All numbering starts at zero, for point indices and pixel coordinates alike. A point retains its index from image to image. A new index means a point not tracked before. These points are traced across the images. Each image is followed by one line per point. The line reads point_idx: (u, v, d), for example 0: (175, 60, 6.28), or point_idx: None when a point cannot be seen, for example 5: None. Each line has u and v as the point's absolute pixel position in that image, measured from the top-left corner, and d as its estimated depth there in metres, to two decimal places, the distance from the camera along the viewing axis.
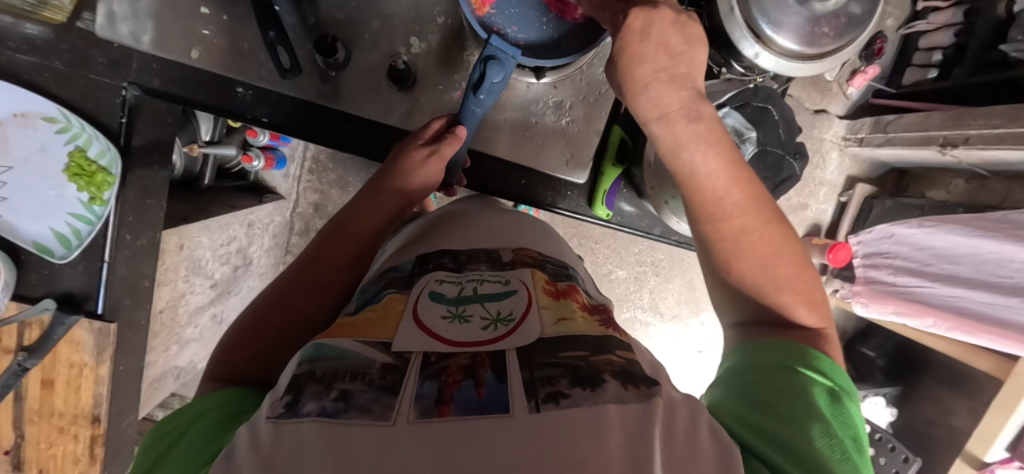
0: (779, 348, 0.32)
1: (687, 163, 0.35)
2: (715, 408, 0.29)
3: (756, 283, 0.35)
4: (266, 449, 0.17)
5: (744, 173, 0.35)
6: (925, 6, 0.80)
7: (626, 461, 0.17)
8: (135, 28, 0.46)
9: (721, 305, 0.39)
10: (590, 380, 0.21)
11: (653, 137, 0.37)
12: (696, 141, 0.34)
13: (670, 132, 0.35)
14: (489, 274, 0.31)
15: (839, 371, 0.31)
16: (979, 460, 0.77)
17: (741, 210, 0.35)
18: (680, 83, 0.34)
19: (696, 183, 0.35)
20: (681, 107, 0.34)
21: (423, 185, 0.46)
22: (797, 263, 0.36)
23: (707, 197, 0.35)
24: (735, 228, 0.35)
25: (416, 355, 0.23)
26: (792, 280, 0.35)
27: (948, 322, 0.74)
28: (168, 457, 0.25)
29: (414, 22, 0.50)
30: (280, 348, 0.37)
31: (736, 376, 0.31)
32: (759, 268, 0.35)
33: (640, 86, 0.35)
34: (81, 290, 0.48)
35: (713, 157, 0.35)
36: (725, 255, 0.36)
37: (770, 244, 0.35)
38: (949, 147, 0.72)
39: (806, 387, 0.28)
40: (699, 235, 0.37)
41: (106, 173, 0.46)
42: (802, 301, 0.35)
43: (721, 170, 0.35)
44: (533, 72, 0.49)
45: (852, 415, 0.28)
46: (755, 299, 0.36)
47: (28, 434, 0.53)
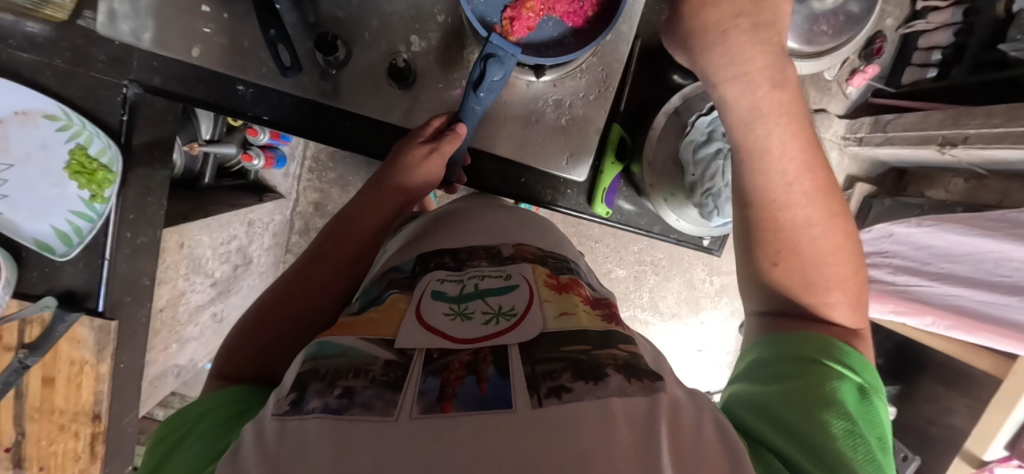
0: (806, 340, 0.31)
1: (758, 137, 0.35)
2: (739, 401, 0.29)
3: (807, 276, 0.35)
4: (272, 447, 0.17)
5: (815, 161, 0.35)
6: (925, 6, 0.79)
7: (630, 453, 0.17)
8: (135, 26, 0.45)
9: (750, 295, 0.39)
10: (593, 374, 0.21)
11: (725, 101, 0.37)
12: (779, 114, 0.35)
13: (750, 97, 0.36)
14: (490, 270, 0.31)
15: (866, 365, 0.31)
16: (978, 459, 0.77)
17: (806, 199, 0.35)
18: (764, 37, 0.35)
19: (765, 163, 0.35)
20: (764, 67, 0.35)
21: (423, 183, 0.46)
22: (850, 265, 0.36)
23: (775, 178, 0.35)
24: (794, 217, 0.35)
25: (418, 351, 0.23)
26: (841, 280, 0.35)
27: (948, 321, 0.73)
28: (175, 455, 0.25)
29: (414, 21, 0.50)
30: (282, 345, 0.37)
31: (761, 369, 0.31)
32: (814, 262, 0.35)
33: (719, 34, 0.36)
34: (81, 287, 0.48)
35: (787, 136, 0.35)
36: (780, 244, 0.35)
37: (829, 238, 0.35)
38: (949, 146, 0.72)
39: (833, 383, 0.28)
40: (750, 219, 0.37)
41: (107, 171, 0.46)
42: (848, 301, 0.35)
43: (800, 148, 0.35)
44: (533, 71, 0.49)
45: (877, 412, 0.28)
46: (796, 295, 0.35)
47: (29, 431, 0.52)
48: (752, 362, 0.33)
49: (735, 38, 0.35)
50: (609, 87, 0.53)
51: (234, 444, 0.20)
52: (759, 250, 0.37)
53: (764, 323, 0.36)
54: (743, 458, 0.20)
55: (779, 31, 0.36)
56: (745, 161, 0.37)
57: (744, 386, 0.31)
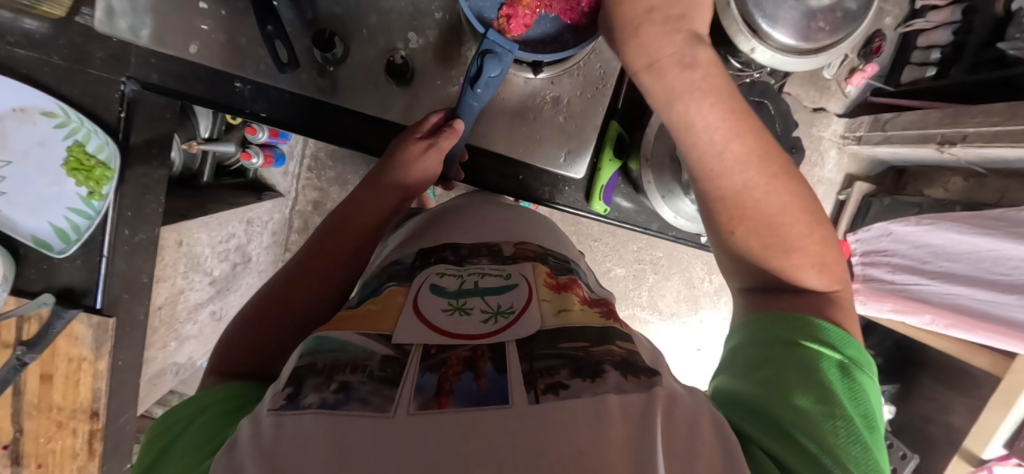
0: (785, 321, 0.31)
1: (682, 114, 0.36)
2: (725, 390, 0.29)
3: (758, 243, 0.35)
4: (267, 441, 0.17)
5: (746, 125, 0.35)
6: (925, 4, 0.80)
7: (625, 453, 0.17)
8: (133, 22, 0.45)
9: (727, 270, 0.39)
10: (591, 371, 0.21)
11: (645, 89, 0.38)
12: (693, 91, 0.35)
13: (664, 81, 0.37)
14: (490, 267, 0.31)
15: (849, 339, 0.31)
16: (977, 457, 0.77)
17: (741, 164, 0.35)
18: (673, 27, 0.37)
19: (694, 137, 0.36)
20: (672, 53, 0.36)
21: (421, 179, 0.46)
22: (806, 225, 0.35)
23: (705, 150, 0.35)
24: (735, 184, 0.35)
25: (416, 347, 0.23)
26: (799, 242, 0.35)
27: (947, 320, 0.73)
28: (172, 448, 0.25)
29: (412, 18, 0.50)
30: (280, 341, 0.37)
31: (742, 354, 0.31)
32: (764, 225, 0.35)
33: (631, 29, 0.37)
34: (79, 284, 0.48)
35: (711, 107, 0.35)
36: (729, 213, 0.36)
37: (777, 201, 0.35)
38: (947, 145, 0.72)
39: (815, 365, 0.28)
40: (700, 194, 0.38)
41: (105, 168, 0.47)
42: (808, 263, 0.35)
43: (723, 117, 0.35)
44: (531, 67, 0.48)
45: (863, 388, 0.28)
46: (758, 262, 0.36)
47: (28, 428, 0.53)
48: (734, 347, 0.33)
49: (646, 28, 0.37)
50: (607, 85, 0.53)
51: (230, 439, 0.20)
52: (714, 220, 0.37)
53: (746, 301, 0.36)
54: (738, 457, 0.20)
55: (691, 24, 0.37)
56: (682, 139, 0.37)
57: (728, 374, 0.31)
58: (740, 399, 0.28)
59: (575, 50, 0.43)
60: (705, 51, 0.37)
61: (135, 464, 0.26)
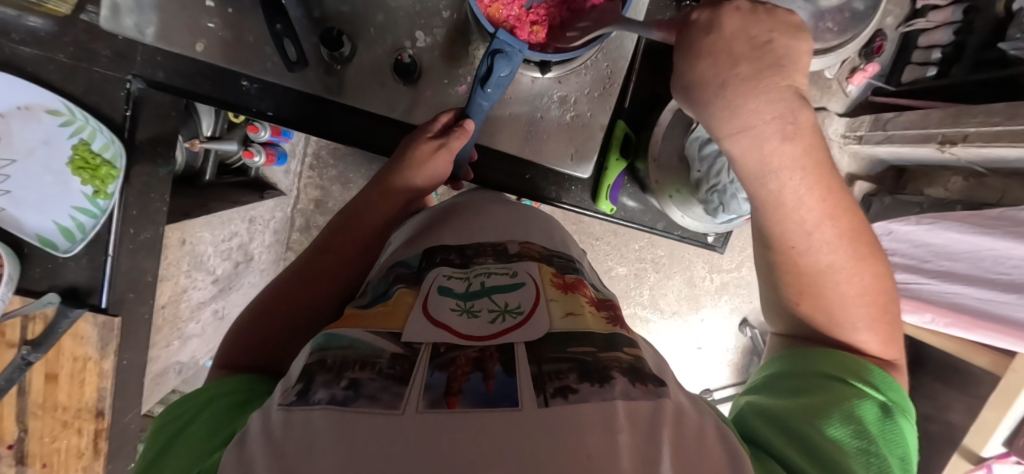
0: (830, 357, 0.32)
1: (772, 191, 0.33)
2: (753, 406, 0.30)
3: (831, 320, 0.34)
4: (278, 437, 0.17)
5: (837, 202, 0.33)
6: (925, 4, 0.79)
7: (629, 458, 0.17)
8: (139, 20, 0.45)
9: (776, 321, 0.39)
10: (599, 375, 0.21)
11: (732, 157, 0.33)
12: (793, 167, 0.31)
13: (757, 152, 0.32)
14: (496, 267, 0.31)
15: (893, 384, 0.31)
16: (977, 455, 0.79)
17: (830, 247, 0.33)
18: (770, 83, 0.30)
19: (780, 213, 0.33)
20: (775, 119, 0.30)
21: (428, 181, 0.46)
22: (879, 301, 0.34)
23: (794, 228, 0.33)
24: (815, 264, 0.34)
25: (424, 346, 0.23)
26: (873, 319, 0.34)
27: (946, 318, 0.74)
28: (178, 442, 0.25)
29: (419, 16, 0.50)
30: (290, 337, 0.37)
31: (780, 382, 0.32)
32: (838, 306, 0.34)
33: (715, 84, 0.31)
34: (85, 283, 0.48)
35: (805, 187, 0.32)
36: (805, 287, 0.35)
37: (859, 284, 0.34)
38: (948, 145, 0.72)
39: (856, 400, 0.28)
40: (773, 261, 0.36)
41: (110, 166, 0.46)
42: (878, 339, 0.34)
43: (819, 199, 0.32)
44: (539, 66, 0.49)
45: (904, 434, 0.28)
46: (825, 335, 0.35)
47: (32, 428, 0.52)
48: (770, 376, 0.34)
49: (743, 104, 0.31)
50: (614, 84, 0.53)
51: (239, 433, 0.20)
52: (785, 289, 0.36)
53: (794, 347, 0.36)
54: (742, 455, 0.21)
55: (789, 74, 0.31)
56: (761, 209, 0.35)
57: (763, 395, 0.31)
58: (772, 416, 0.28)
59: (585, 50, 0.43)
60: (806, 113, 0.31)
61: (139, 458, 0.26)
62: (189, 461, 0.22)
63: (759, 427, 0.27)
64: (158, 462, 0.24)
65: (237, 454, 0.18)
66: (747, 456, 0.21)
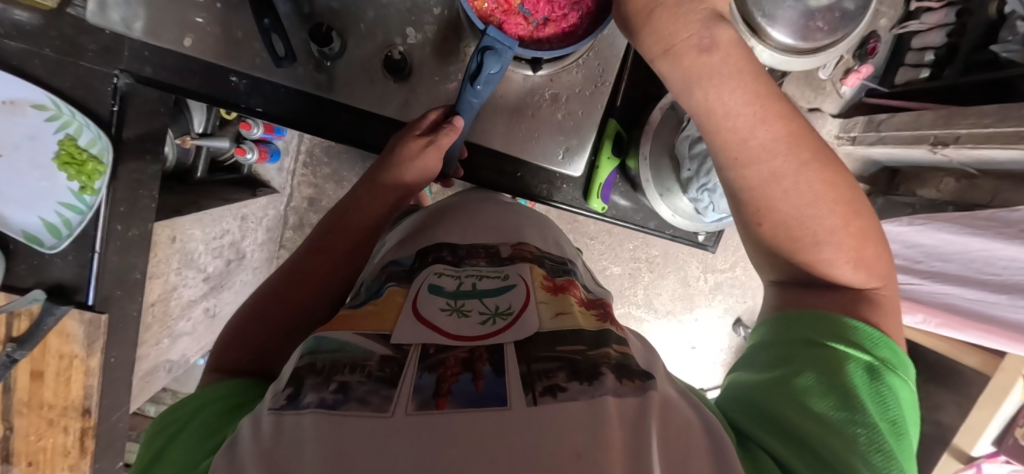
0: (811, 320, 0.31)
1: (702, 102, 0.34)
2: (740, 390, 0.30)
3: (790, 237, 0.33)
4: (267, 444, 0.17)
5: (771, 107, 0.32)
6: (919, 6, 0.80)
7: (622, 456, 0.16)
8: (126, 14, 0.44)
9: (761, 264, 0.38)
10: (588, 373, 0.21)
11: (666, 77, 0.36)
12: (714, 75, 0.32)
13: (680, 67, 0.34)
14: (489, 269, 0.31)
15: (883, 340, 0.30)
16: (966, 455, 0.80)
17: (767, 151, 0.32)
18: (690, 8, 0.33)
19: (714, 124, 0.33)
20: (691, 36, 0.33)
21: (418, 177, 0.45)
22: (844, 214, 0.33)
23: (726, 137, 0.33)
24: (764, 173, 0.32)
25: (414, 347, 0.22)
26: (837, 234, 0.33)
27: (937, 319, 0.76)
28: (168, 451, 0.24)
29: (410, 13, 0.50)
30: (282, 339, 0.37)
31: (765, 355, 0.31)
32: (797, 221, 0.33)
33: (645, 14, 0.34)
34: (71, 280, 0.48)
35: (731, 93, 0.32)
36: (755, 205, 0.34)
37: (812, 192, 0.32)
38: (940, 145, 0.72)
39: (841, 366, 0.28)
40: (725, 183, 0.36)
41: (97, 162, 0.46)
42: (848, 259, 0.33)
43: (746, 102, 0.32)
44: (530, 65, 0.48)
45: (893, 392, 0.27)
46: (790, 257, 0.34)
47: (18, 426, 0.52)
48: (755, 348, 0.33)
49: (669, 24, 0.33)
50: (606, 82, 0.53)
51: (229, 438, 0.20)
52: (743, 214, 0.35)
53: (781, 295, 0.36)
54: (729, 450, 0.21)
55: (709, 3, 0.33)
56: (703, 124, 0.35)
57: (747, 375, 0.31)
58: (755, 404, 0.28)
59: (573, 48, 0.43)
60: (729, 31, 0.33)
61: (135, 463, 0.26)
62: (181, 467, 0.22)
63: (743, 419, 0.27)
64: (151, 469, 0.24)
65: (225, 456, 0.18)
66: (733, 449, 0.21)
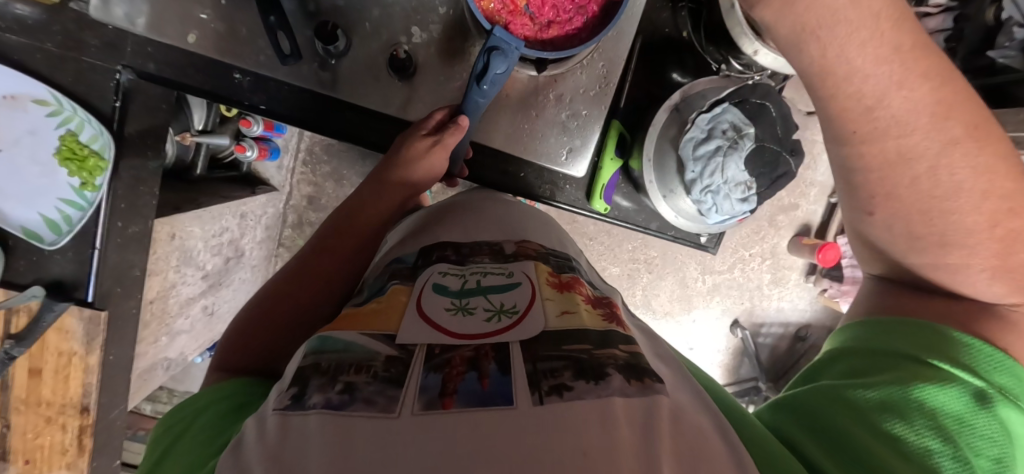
0: (914, 337, 0.30)
1: (820, 57, 0.27)
2: (815, 392, 0.30)
3: (913, 228, 0.31)
4: (273, 442, 0.17)
5: (915, 69, 0.27)
6: (916, 11, 0.76)
7: (633, 452, 0.16)
8: (130, 10, 0.44)
9: (874, 255, 0.36)
10: (594, 373, 0.21)
11: (767, 27, 0.29)
12: (844, 23, 0.26)
13: (793, 13, 0.27)
14: (492, 266, 0.31)
15: (1004, 365, 0.28)
16: None
17: (900, 128, 0.28)
18: None
19: (833, 87, 0.28)
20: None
21: (425, 177, 0.46)
22: (991, 211, 0.29)
23: (848, 106, 0.28)
24: (891, 151, 0.29)
25: (419, 347, 0.22)
26: (974, 233, 0.30)
27: None
28: (173, 452, 0.24)
29: (416, 12, 0.50)
30: (287, 339, 0.36)
31: (854, 362, 0.31)
32: (922, 212, 0.30)
33: None
34: (70, 276, 0.47)
35: (864, 47, 0.26)
36: (873, 190, 0.31)
37: (950, 181, 0.29)
38: None
39: (941, 386, 0.27)
40: (839, 157, 0.32)
41: (98, 158, 0.45)
42: (981, 264, 0.30)
43: (882, 60, 0.26)
44: (534, 65, 0.49)
45: (1002, 424, 0.26)
46: (909, 250, 0.32)
47: (16, 423, 0.52)
48: (842, 353, 0.33)
49: None
50: (610, 84, 0.53)
51: (235, 438, 0.20)
52: (856, 195, 0.32)
53: (892, 293, 0.35)
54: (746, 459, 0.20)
55: None
56: (814, 83, 0.29)
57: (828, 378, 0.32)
58: (827, 410, 0.28)
59: (576, 50, 0.43)
60: None
61: (141, 463, 0.26)
62: (187, 467, 0.22)
63: (813, 422, 0.28)
64: (157, 468, 0.24)
65: (232, 456, 0.18)
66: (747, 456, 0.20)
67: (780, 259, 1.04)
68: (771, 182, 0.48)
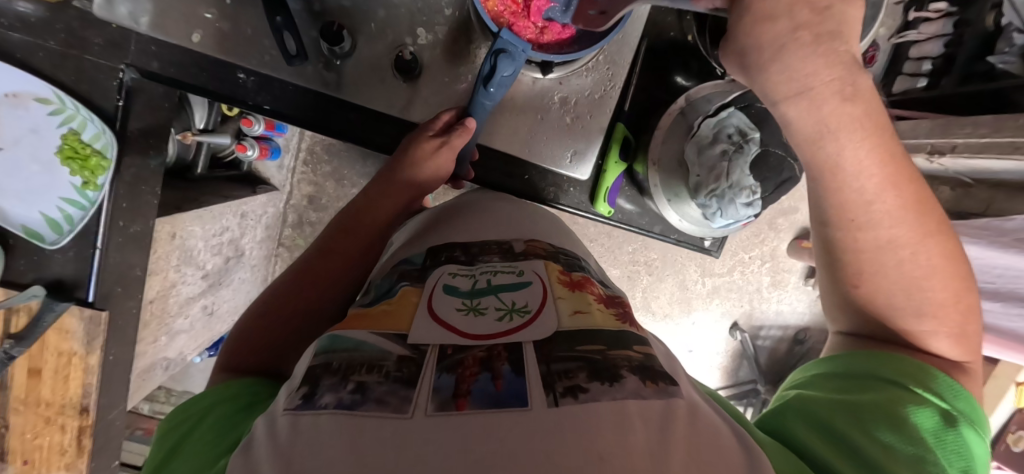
0: (890, 359, 0.31)
1: (830, 158, 0.30)
2: (802, 403, 0.30)
3: (889, 304, 0.33)
4: (284, 442, 0.17)
5: (902, 171, 0.30)
6: (916, 16, 0.75)
7: (652, 455, 0.16)
8: (133, 9, 0.44)
9: (838, 310, 0.38)
10: (608, 374, 0.21)
11: (788, 122, 0.31)
12: (852, 129, 0.29)
13: (815, 115, 0.30)
14: (502, 265, 0.31)
15: (959, 392, 0.30)
16: None
17: (890, 218, 0.31)
18: (829, 48, 0.28)
19: (840, 181, 0.31)
20: (833, 80, 0.28)
21: (433, 177, 0.45)
22: (953, 290, 0.33)
23: (853, 198, 0.31)
24: (881, 237, 0.31)
25: (432, 347, 0.22)
26: (940, 307, 0.32)
27: None
28: (180, 452, 0.24)
29: (421, 13, 0.49)
30: (298, 340, 0.36)
31: (834, 382, 0.32)
32: (900, 290, 0.32)
33: (772, 49, 0.29)
34: (71, 276, 0.47)
35: (866, 153, 0.29)
36: (860, 265, 0.33)
37: (927, 263, 0.32)
38: (936, 154, 0.76)
39: (917, 407, 0.28)
40: (829, 237, 0.34)
41: (100, 157, 0.45)
42: (945, 332, 0.33)
43: (877, 163, 0.30)
44: (540, 68, 0.49)
45: (968, 443, 0.27)
46: (879, 319, 0.34)
47: (14, 423, 0.52)
48: (821, 375, 0.34)
49: (799, 65, 0.28)
50: (615, 86, 0.53)
51: (245, 440, 0.20)
52: (841, 270, 0.35)
53: (851, 345, 0.36)
54: (759, 453, 0.21)
55: (847, 40, 0.28)
56: (821, 179, 0.32)
57: (811, 391, 0.32)
58: (820, 419, 0.28)
59: (586, 51, 0.43)
60: (865, 77, 0.29)
61: (145, 465, 0.26)
62: (195, 468, 0.21)
63: (809, 431, 0.27)
64: (166, 467, 0.24)
65: (242, 458, 0.18)
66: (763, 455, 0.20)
67: (779, 261, 1.04)
68: (776, 186, 0.47)
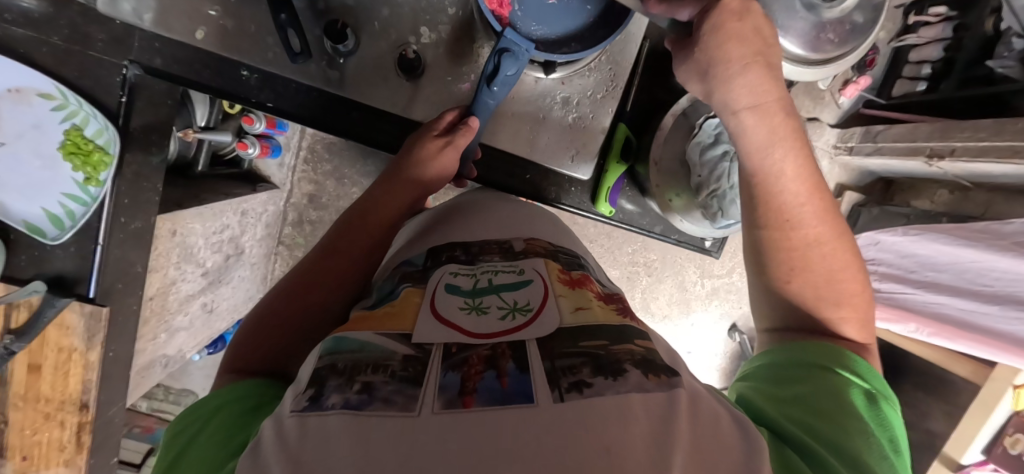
0: (813, 347, 0.33)
1: (767, 164, 0.37)
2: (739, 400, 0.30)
3: (815, 295, 0.36)
4: (292, 443, 0.17)
5: (818, 180, 0.38)
6: (916, 20, 0.76)
7: (653, 447, 0.16)
8: (137, 6, 0.45)
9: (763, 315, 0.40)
10: (612, 368, 0.21)
11: (741, 130, 0.38)
12: (784, 141, 0.37)
13: (765, 126, 0.37)
14: (503, 265, 0.31)
15: (873, 370, 0.32)
16: (956, 463, 0.83)
17: (815, 218, 0.37)
18: (773, 75, 0.37)
19: (778, 184, 0.37)
20: (778, 100, 0.37)
21: (438, 176, 0.46)
22: (858, 282, 0.37)
23: (789, 200, 0.37)
24: (808, 236, 0.36)
25: (436, 347, 0.22)
26: (851, 298, 0.36)
27: (929, 328, 0.78)
28: (188, 454, 0.24)
29: (425, 12, 0.50)
30: (299, 340, 0.36)
31: (767, 373, 0.32)
32: (823, 281, 0.36)
33: (737, 68, 0.36)
34: (72, 272, 0.47)
35: (791, 160, 0.37)
36: (791, 261, 0.37)
37: (839, 258, 0.36)
38: (935, 158, 0.71)
39: (841, 387, 0.29)
40: (761, 240, 0.38)
41: (103, 153, 0.45)
42: (855, 319, 0.36)
43: (802, 168, 0.37)
44: (543, 68, 0.49)
45: (889, 415, 0.29)
46: (807, 312, 0.36)
47: (13, 419, 0.52)
48: (755, 369, 0.34)
49: (754, 82, 0.37)
50: (619, 86, 0.53)
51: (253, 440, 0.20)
52: (772, 268, 0.38)
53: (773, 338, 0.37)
54: (761, 445, 0.20)
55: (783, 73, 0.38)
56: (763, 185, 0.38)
57: (746, 386, 0.32)
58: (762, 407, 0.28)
59: (588, 52, 0.44)
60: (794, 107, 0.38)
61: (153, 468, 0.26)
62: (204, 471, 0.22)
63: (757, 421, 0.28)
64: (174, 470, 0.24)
65: (250, 459, 0.18)
66: (757, 431, 0.21)
67: None
68: None
